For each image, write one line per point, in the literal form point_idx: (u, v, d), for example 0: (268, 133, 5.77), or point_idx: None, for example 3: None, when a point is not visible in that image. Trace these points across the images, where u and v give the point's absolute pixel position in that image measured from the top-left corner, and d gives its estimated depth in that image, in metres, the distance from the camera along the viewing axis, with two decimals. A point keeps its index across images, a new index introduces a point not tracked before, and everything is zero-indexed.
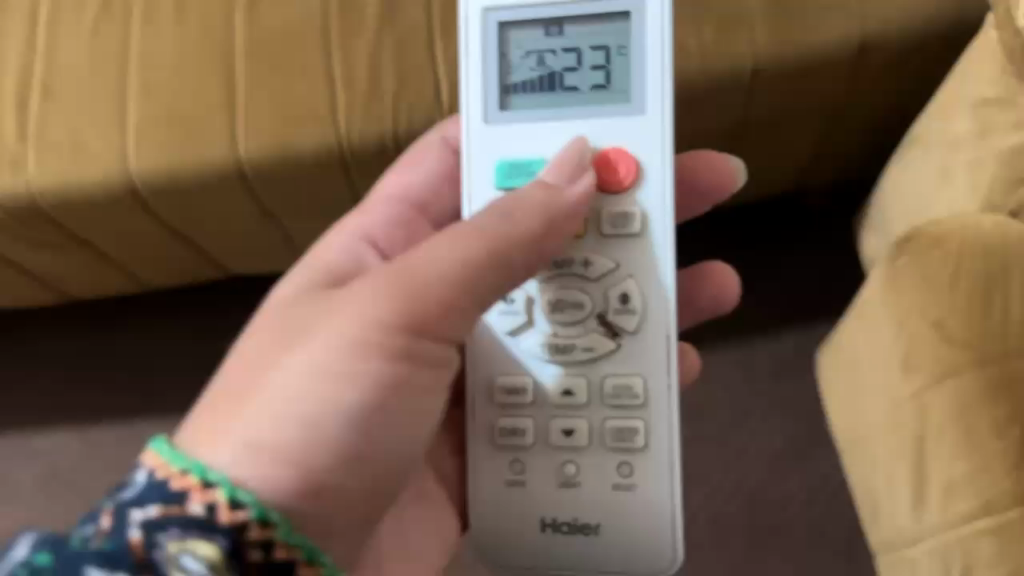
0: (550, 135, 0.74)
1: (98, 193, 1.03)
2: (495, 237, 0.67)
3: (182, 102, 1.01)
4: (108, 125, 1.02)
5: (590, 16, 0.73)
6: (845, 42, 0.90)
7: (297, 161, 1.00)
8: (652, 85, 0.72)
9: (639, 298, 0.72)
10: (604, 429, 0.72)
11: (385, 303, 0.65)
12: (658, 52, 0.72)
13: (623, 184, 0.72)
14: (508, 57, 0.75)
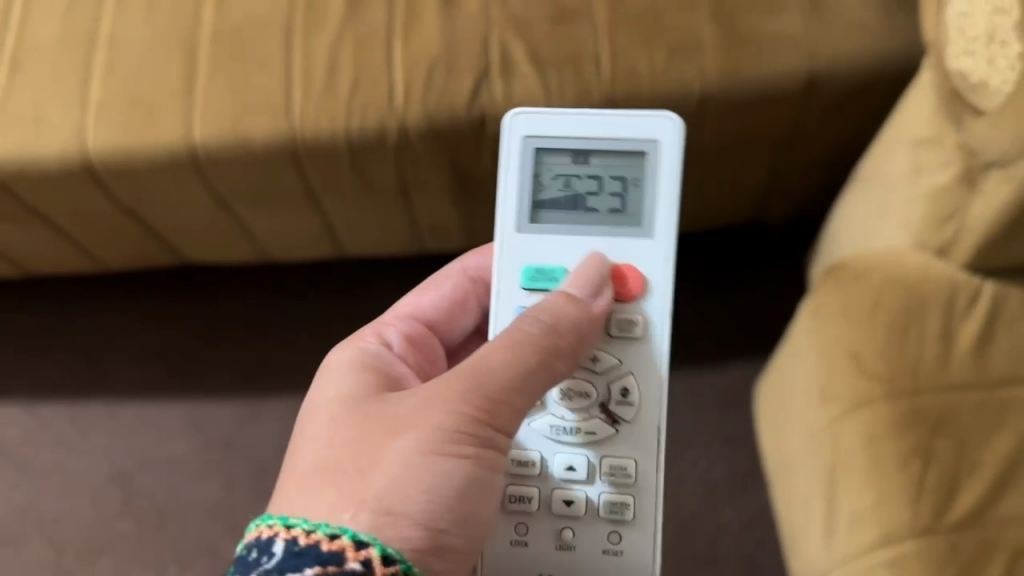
0: (574, 250, 0.75)
1: (55, 167, 1.01)
2: (558, 338, 0.68)
3: (145, 84, 1.00)
4: (69, 100, 1.00)
5: (612, 149, 0.76)
6: (793, 76, 0.98)
7: (253, 153, 1.00)
8: (663, 213, 0.75)
9: (638, 392, 0.73)
10: (600, 503, 0.72)
11: (482, 390, 0.65)
12: (673, 185, 0.75)
13: (632, 296, 0.74)
14: (540, 178, 0.77)
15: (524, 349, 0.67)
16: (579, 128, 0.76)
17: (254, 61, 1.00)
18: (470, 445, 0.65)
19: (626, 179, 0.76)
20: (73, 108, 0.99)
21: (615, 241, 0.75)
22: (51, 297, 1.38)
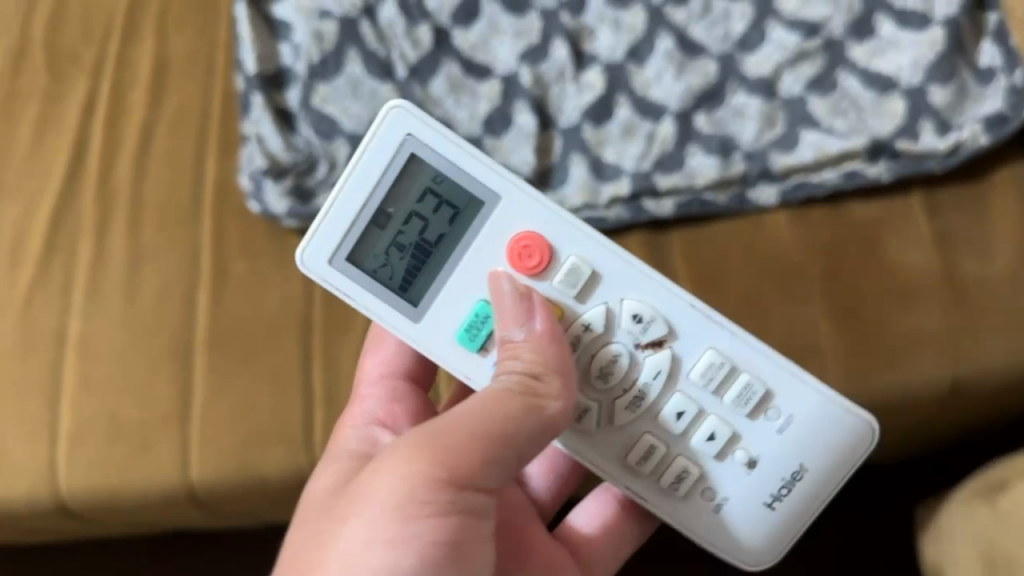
0: (478, 267, 0.60)
1: (21, 509, 0.81)
2: (496, 403, 0.55)
3: (129, 406, 0.80)
4: (36, 428, 0.80)
5: (381, 178, 0.59)
6: (939, 383, 0.78)
7: (263, 488, 0.80)
8: (475, 169, 0.60)
9: (649, 309, 0.61)
10: (728, 406, 0.61)
11: (424, 458, 0.52)
12: (381, 158, 0.59)
13: (541, 267, 0.60)
14: (375, 271, 0.60)
15: (479, 428, 0.53)
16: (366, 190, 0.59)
17: (262, 373, 0.80)
18: (442, 504, 0.52)
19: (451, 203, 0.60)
20: (41, 441, 0.80)
21: (410, 146, 0.59)
22: (28, 560, 1.17)
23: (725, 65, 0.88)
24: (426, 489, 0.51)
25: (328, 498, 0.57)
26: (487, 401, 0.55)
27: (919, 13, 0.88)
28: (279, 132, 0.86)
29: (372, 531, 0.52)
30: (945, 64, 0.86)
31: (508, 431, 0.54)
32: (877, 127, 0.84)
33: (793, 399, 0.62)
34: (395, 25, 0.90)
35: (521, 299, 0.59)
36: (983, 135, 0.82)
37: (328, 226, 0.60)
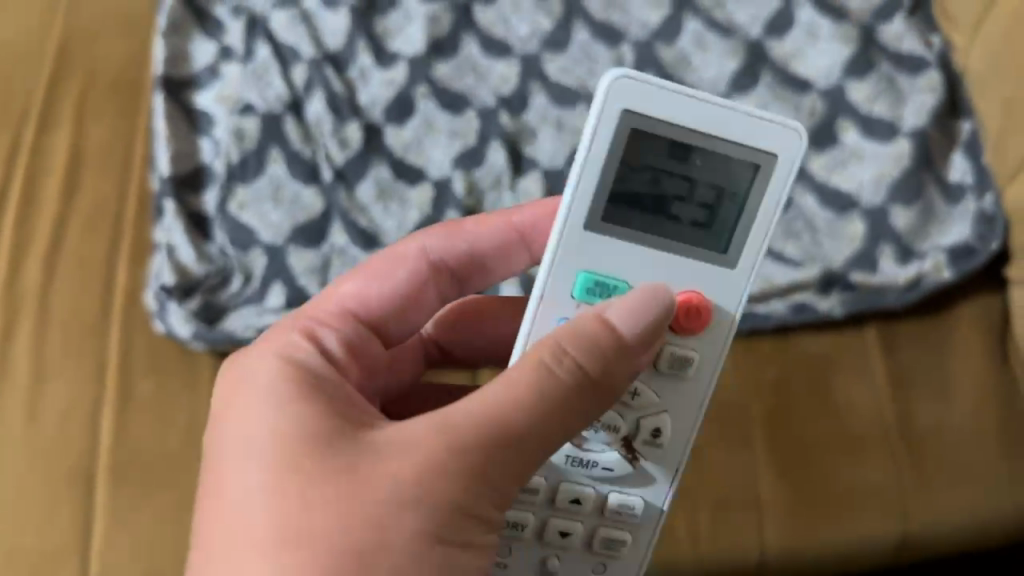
0: (642, 267, 0.49)
1: None
2: (530, 387, 0.45)
3: (24, 534, 0.75)
4: None
5: (730, 119, 0.47)
6: (885, 545, 0.72)
7: None
8: (756, 228, 0.49)
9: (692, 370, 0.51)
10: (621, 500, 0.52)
11: (421, 473, 0.43)
12: (747, 120, 0.47)
13: (688, 330, 0.50)
14: (624, 163, 0.47)
15: (536, 386, 0.45)
16: (704, 116, 0.47)
17: (165, 503, 0.76)
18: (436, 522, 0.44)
19: (724, 189, 0.48)
20: None
21: (787, 147, 0.47)
22: None
23: None
24: (442, 466, 0.44)
25: (293, 478, 0.44)
26: (535, 381, 0.45)
27: (886, 121, 0.83)
28: (192, 241, 0.81)
29: (418, 526, 0.43)
30: (910, 183, 0.80)
31: (553, 434, 0.46)
32: (833, 256, 0.78)
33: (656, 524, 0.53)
34: (322, 122, 0.85)
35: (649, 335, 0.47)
36: (945, 270, 0.76)
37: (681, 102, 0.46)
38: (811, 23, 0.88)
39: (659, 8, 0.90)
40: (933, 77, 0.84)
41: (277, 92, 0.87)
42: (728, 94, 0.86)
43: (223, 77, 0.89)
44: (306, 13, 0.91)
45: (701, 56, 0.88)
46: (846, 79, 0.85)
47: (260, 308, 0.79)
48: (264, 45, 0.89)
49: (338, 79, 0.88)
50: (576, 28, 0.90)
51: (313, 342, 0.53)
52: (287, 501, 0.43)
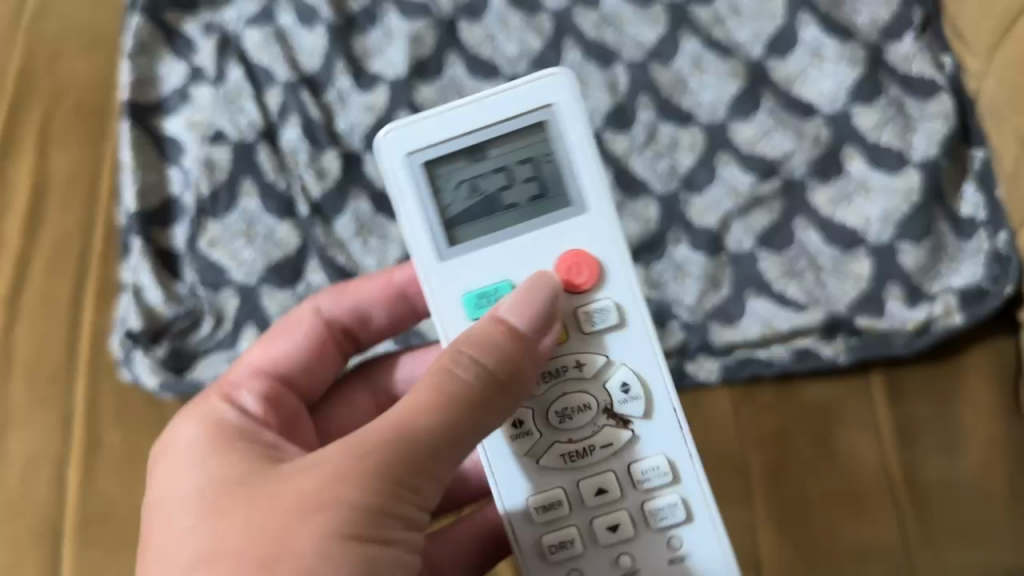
0: (523, 251, 0.52)
1: None
2: (441, 391, 0.45)
3: None
4: None
5: (506, 116, 0.52)
6: None
7: None
8: (585, 170, 0.52)
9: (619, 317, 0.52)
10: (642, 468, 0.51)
11: (339, 477, 0.43)
12: (520, 96, 0.52)
13: (587, 287, 0.52)
14: (442, 191, 0.52)
15: (444, 390, 0.45)
16: (484, 121, 0.52)
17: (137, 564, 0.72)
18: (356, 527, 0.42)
19: (538, 159, 0.52)
20: None
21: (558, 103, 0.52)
22: None
23: (667, 207, 0.79)
24: (359, 472, 0.43)
25: (214, 510, 0.44)
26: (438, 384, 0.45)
27: (894, 150, 0.78)
28: (160, 282, 0.77)
29: (324, 525, 0.42)
30: (919, 219, 0.75)
31: (464, 432, 0.45)
32: (837, 300, 0.74)
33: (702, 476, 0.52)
34: (298, 151, 0.81)
35: (539, 319, 0.49)
36: (958, 313, 0.72)
37: (454, 123, 0.52)
38: (816, 42, 0.83)
39: (655, 26, 0.85)
40: (944, 100, 0.79)
41: (250, 118, 0.82)
42: (727, 119, 0.81)
43: (194, 101, 0.84)
44: (281, 32, 0.86)
45: (699, 79, 0.83)
46: (853, 105, 0.80)
47: (232, 354, 0.75)
48: (237, 67, 0.84)
49: (314, 104, 0.83)
50: (566, 47, 0.85)
51: (231, 404, 0.53)
52: (217, 532, 0.43)
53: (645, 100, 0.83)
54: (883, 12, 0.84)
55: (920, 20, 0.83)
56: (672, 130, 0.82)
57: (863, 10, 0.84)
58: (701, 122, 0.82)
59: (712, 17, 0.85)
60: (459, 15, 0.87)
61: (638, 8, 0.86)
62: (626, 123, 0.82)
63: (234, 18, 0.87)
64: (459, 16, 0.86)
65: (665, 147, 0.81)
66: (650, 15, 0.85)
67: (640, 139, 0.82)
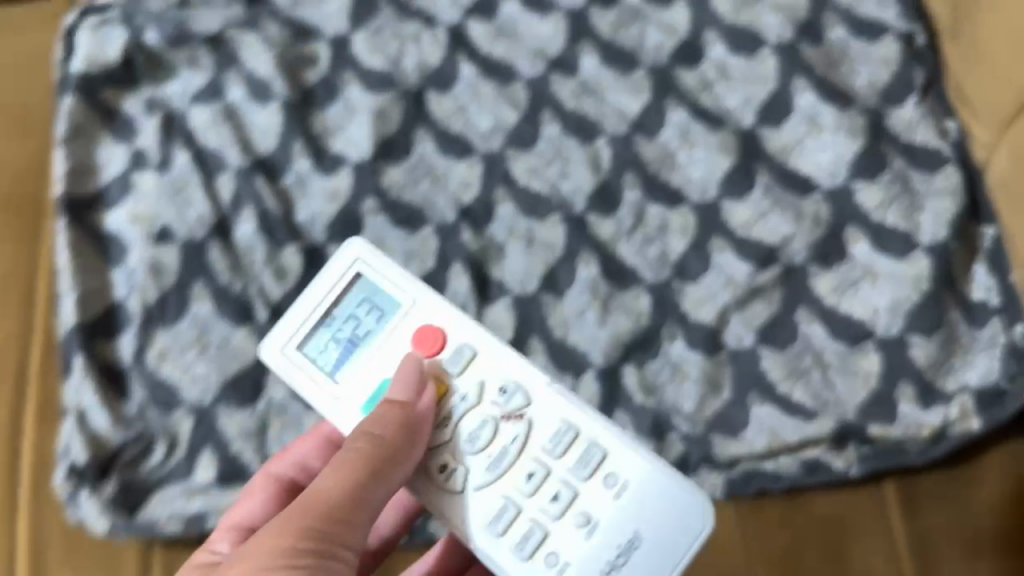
0: (393, 356, 0.59)
1: None
2: (347, 463, 0.50)
3: None
4: None
5: (330, 285, 0.60)
6: None
7: None
8: (400, 277, 0.60)
9: (471, 350, 0.58)
10: (561, 461, 0.54)
11: (268, 542, 0.47)
12: (345, 265, 0.61)
13: (436, 347, 0.58)
14: (313, 354, 0.60)
15: (343, 464, 0.50)
16: (314, 292, 0.60)
17: None
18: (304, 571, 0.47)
19: (368, 298, 0.60)
20: None
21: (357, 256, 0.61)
22: None
23: (660, 298, 0.73)
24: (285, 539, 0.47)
25: None
26: (338, 464, 0.50)
27: (900, 232, 0.73)
28: (106, 403, 0.70)
29: None
30: (931, 310, 0.70)
31: (368, 489, 0.50)
32: (846, 403, 0.69)
33: (630, 453, 0.53)
34: (254, 248, 0.74)
35: (420, 384, 0.56)
36: (975, 417, 0.67)
37: (301, 306, 0.60)
38: (813, 110, 0.77)
39: (639, 94, 0.79)
40: (950, 173, 0.74)
41: (201, 211, 0.74)
42: (720, 198, 0.76)
43: (136, 191, 0.76)
44: (231, 108, 0.78)
45: (688, 153, 0.77)
46: (855, 180, 0.75)
47: (189, 486, 0.68)
48: (184, 151, 0.77)
49: (270, 191, 0.75)
50: (544, 120, 0.79)
51: (214, 552, 0.57)
52: None
53: (632, 177, 0.77)
54: (883, 74, 0.79)
55: (923, 83, 0.78)
56: (661, 210, 0.76)
57: (860, 72, 0.79)
58: (692, 201, 0.76)
59: (699, 82, 0.80)
60: (427, 85, 0.80)
61: (618, 75, 0.80)
62: (612, 204, 0.76)
63: (179, 93, 0.79)
64: (427, 86, 0.80)
65: (655, 230, 0.75)
66: (633, 82, 0.79)
67: (628, 222, 0.76)
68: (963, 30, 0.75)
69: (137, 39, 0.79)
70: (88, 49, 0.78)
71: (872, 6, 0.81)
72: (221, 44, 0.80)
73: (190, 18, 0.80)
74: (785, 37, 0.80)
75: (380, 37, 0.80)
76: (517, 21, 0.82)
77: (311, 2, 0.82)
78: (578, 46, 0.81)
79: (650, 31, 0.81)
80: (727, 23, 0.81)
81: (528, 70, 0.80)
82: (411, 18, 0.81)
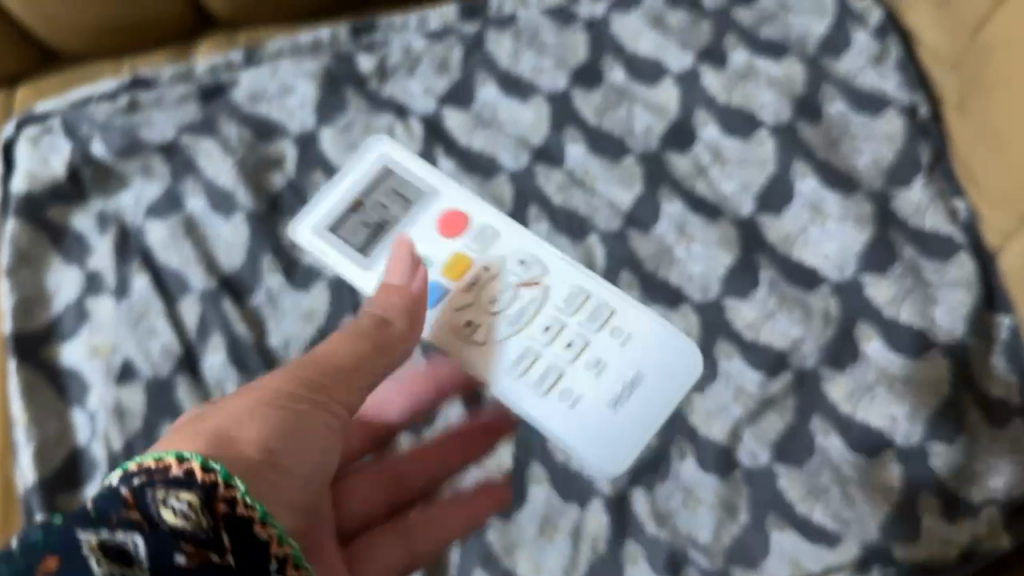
0: (425, 241, 0.71)
1: None
2: (351, 330, 0.54)
3: None
4: None
5: (357, 173, 0.72)
6: None
7: None
8: (420, 169, 0.73)
9: (479, 220, 0.72)
10: (580, 304, 0.69)
11: (278, 380, 0.50)
12: (364, 172, 0.73)
13: (455, 228, 0.72)
14: (342, 226, 0.71)
15: (349, 334, 0.54)
16: (334, 195, 0.72)
17: None
18: (293, 408, 0.49)
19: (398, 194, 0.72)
20: None
21: (386, 159, 0.73)
22: None
23: (666, 412, 0.68)
24: (290, 392, 0.50)
25: (199, 419, 0.48)
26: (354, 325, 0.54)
27: (911, 328, 0.69)
28: None
29: (249, 406, 0.48)
30: (951, 415, 0.66)
31: (362, 364, 0.53)
32: (869, 520, 0.64)
33: (642, 318, 0.68)
34: (225, 381, 0.67)
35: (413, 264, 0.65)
36: (1004, 536, 0.64)
37: (319, 209, 0.71)
38: (816, 195, 0.73)
39: (630, 184, 0.74)
40: (965, 261, 0.70)
41: (165, 342, 0.68)
42: (722, 296, 0.71)
43: (94, 319, 0.70)
44: (192, 221, 0.72)
45: (687, 247, 0.72)
46: (864, 272, 0.70)
47: None
48: (142, 273, 0.70)
49: (240, 314, 0.69)
50: (531, 217, 0.74)
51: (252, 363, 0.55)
52: (193, 415, 0.49)
53: (629, 277, 0.72)
54: (887, 150, 0.74)
55: (928, 160, 0.73)
56: (662, 312, 0.71)
57: (863, 150, 0.74)
58: (693, 300, 0.71)
59: (693, 167, 0.75)
60: None
61: (607, 164, 0.75)
62: None
63: (132, 205, 0.73)
64: None
65: None
66: (623, 172, 0.75)
67: None
68: (970, 103, 0.70)
69: (83, 150, 0.73)
70: (28, 166, 0.72)
71: (871, 75, 0.77)
72: (176, 150, 0.74)
73: (139, 122, 0.74)
74: (781, 116, 0.75)
75: (350, 134, 0.75)
76: (495, 108, 0.77)
77: (273, 97, 0.75)
78: (563, 133, 0.76)
79: (638, 113, 0.76)
80: (719, 101, 0.76)
81: (511, 162, 0.75)
82: (382, 109, 0.76)
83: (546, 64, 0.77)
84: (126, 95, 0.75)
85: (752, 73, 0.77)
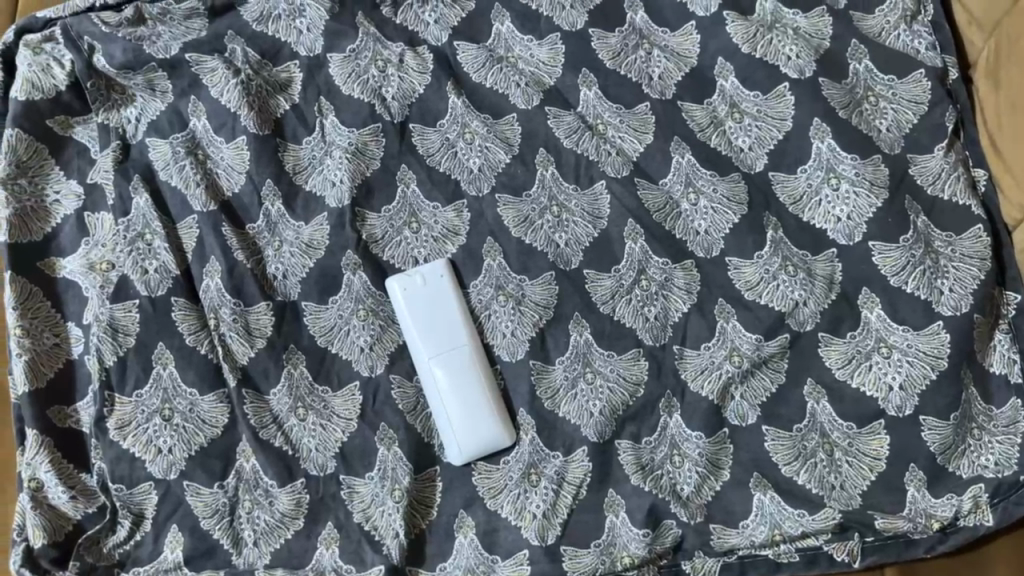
0: (450, 308, 0.68)
1: None
2: None
3: None
4: None
5: (429, 246, 0.70)
6: None
7: None
8: (459, 268, 0.70)
9: (482, 301, 0.70)
10: (501, 344, 0.69)
11: None
12: (413, 241, 0.70)
13: (473, 301, 0.70)
14: (404, 280, 0.68)
15: None
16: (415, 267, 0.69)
17: None
18: None
19: (457, 270, 0.70)
20: None
21: (442, 233, 0.71)
22: None
23: (657, 366, 0.68)
24: None
25: None
26: None
27: (918, 300, 0.67)
28: (64, 478, 0.65)
29: None
30: (948, 389, 0.65)
31: None
32: (854, 488, 0.65)
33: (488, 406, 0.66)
34: (220, 309, 0.68)
35: None
36: (989, 512, 0.65)
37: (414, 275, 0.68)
38: (832, 156, 0.71)
39: (642, 133, 0.73)
40: (981, 235, 0.68)
41: (162, 261, 0.68)
42: (724, 253, 0.70)
43: (92, 235, 0.70)
44: (195, 142, 0.71)
45: (693, 201, 0.71)
46: (873, 239, 0.69)
47: (152, 569, 0.64)
48: (142, 192, 0.69)
49: (238, 240, 0.69)
50: (538, 162, 0.72)
51: None
52: None
53: (634, 226, 0.70)
54: (910, 113, 0.72)
55: (952, 125, 0.72)
56: (664, 264, 0.70)
57: (886, 110, 0.72)
58: (697, 256, 0.70)
59: (708, 119, 0.73)
60: (411, 116, 0.73)
61: (620, 110, 0.73)
62: (612, 257, 0.70)
63: (134, 121, 0.71)
64: (410, 119, 0.73)
65: (657, 285, 0.69)
66: (636, 119, 0.73)
67: (628, 278, 0.70)
68: (1005, 73, 0.69)
69: (85, 61, 0.71)
70: (27, 74, 0.70)
71: (903, 35, 0.74)
72: (181, 67, 0.72)
73: (143, 36, 0.72)
74: (805, 71, 0.73)
75: (358, 62, 0.73)
76: (510, 46, 0.75)
77: (279, 17, 0.73)
78: (578, 75, 0.74)
79: (657, 59, 0.74)
80: (742, 51, 0.74)
81: (521, 101, 0.73)
82: (392, 37, 0.74)
83: (566, 2, 0.75)
84: (131, 6, 0.73)
85: (780, 24, 0.74)
